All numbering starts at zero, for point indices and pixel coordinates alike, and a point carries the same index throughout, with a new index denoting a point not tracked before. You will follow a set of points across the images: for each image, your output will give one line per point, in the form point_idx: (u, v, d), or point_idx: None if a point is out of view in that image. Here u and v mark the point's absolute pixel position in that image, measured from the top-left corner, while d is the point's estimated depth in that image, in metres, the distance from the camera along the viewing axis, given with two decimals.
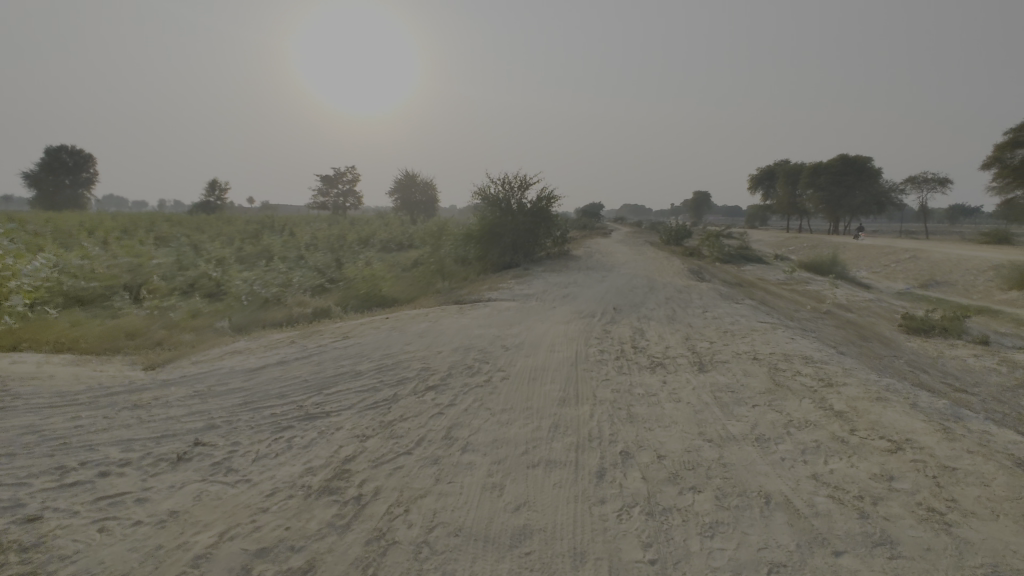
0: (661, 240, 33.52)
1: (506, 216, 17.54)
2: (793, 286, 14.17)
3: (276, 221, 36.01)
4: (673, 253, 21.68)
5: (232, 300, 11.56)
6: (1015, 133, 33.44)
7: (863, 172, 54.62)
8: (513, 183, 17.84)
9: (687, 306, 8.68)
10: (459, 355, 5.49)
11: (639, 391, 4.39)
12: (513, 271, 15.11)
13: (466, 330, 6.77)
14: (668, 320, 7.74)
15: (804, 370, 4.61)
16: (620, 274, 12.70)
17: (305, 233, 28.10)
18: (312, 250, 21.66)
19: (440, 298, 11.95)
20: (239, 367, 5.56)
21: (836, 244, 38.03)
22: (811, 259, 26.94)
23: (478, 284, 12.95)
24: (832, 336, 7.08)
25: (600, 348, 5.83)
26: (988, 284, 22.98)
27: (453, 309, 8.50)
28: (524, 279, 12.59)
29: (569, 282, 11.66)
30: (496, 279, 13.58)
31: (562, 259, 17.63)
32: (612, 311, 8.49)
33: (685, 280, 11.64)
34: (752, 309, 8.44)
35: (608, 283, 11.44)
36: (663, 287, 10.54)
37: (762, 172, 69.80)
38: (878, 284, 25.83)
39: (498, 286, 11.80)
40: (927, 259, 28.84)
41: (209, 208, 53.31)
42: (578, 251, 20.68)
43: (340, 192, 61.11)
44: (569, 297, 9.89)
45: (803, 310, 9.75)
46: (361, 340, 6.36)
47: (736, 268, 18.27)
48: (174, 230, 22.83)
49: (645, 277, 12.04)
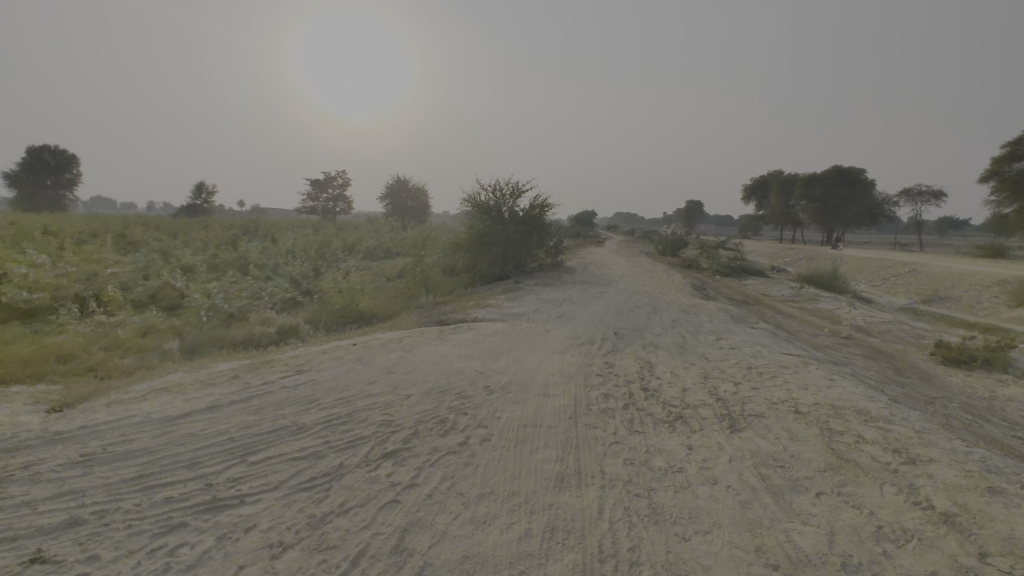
0: (656, 250, 32.68)
1: (497, 225, 16.55)
2: (802, 304, 13.27)
3: (260, 227, 34.72)
4: (671, 265, 20.79)
5: (192, 315, 10.41)
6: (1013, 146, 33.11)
7: (858, 184, 54.32)
8: (505, 190, 16.84)
9: (698, 332, 7.69)
10: (429, 403, 4.43)
11: (659, 462, 3.38)
12: (503, 285, 14.11)
13: (442, 363, 5.71)
14: (678, 350, 6.74)
15: (867, 434, 3.64)
16: (618, 291, 11.75)
17: (288, 239, 26.89)
18: (293, 258, 20.51)
19: (422, 315, 10.91)
20: (156, 414, 4.46)
21: (833, 256, 37.39)
22: (812, 272, 26.18)
23: (464, 299, 11.95)
24: (868, 373, 6.13)
25: (604, 392, 4.81)
26: (994, 301, 22.25)
27: (433, 332, 7.45)
28: (515, 294, 11.59)
29: (563, 299, 10.66)
30: (485, 293, 12.57)
31: (556, 271, 16.64)
32: (613, 336, 7.48)
33: (689, 298, 10.70)
34: (771, 336, 7.48)
35: (606, 301, 10.44)
36: (667, 307, 9.57)
37: (756, 183, 69.56)
38: (880, 299, 25.10)
39: (486, 302, 10.79)
40: (928, 273, 28.16)
41: (194, 212, 51.82)
42: (572, 262, 19.71)
43: (329, 196, 59.84)
44: (564, 317, 8.88)
45: (823, 336, 8.81)
46: (316, 376, 5.28)
47: (738, 282, 17.37)
48: (147, 234, 21.54)
49: (646, 294, 11.06)
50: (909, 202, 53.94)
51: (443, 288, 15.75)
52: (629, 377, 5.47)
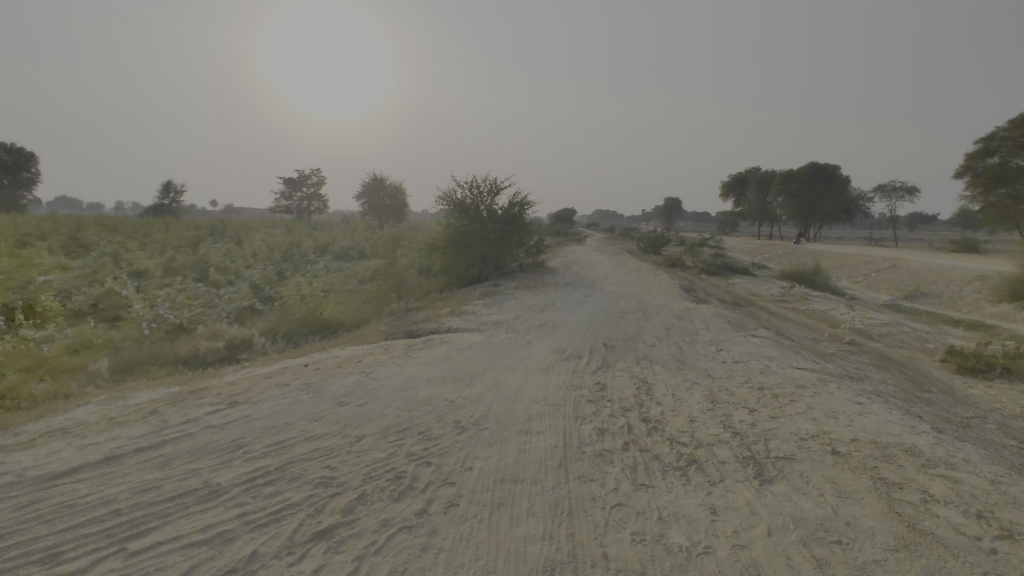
0: (637, 248, 32.21)
1: (474, 224, 15.69)
2: (794, 304, 12.72)
3: (229, 228, 33.22)
4: (655, 264, 20.21)
5: (135, 327, 9.35)
6: (987, 142, 33.54)
7: (834, 180, 54.82)
8: (482, 187, 15.99)
9: (695, 342, 6.97)
10: (385, 448, 3.58)
11: (679, 536, 2.60)
12: (481, 288, 13.28)
13: (406, 388, 4.86)
14: (676, 364, 6.00)
15: (932, 487, 2.91)
16: (603, 294, 11.00)
17: (256, 240, 25.55)
18: (259, 261, 19.33)
19: (392, 323, 10.01)
20: (34, 469, 3.51)
21: (814, 252, 37.39)
22: (794, 269, 25.94)
23: (437, 305, 11.09)
24: (890, 389, 5.47)
25: (598, 426, 4.02)
26: (976, 297, 22.18)
27: (399, 347, 6.58)
28: (493, 299, 10.78)
29: (545, 304, 9.87)
30: (462, 298, 11.74)
31: (537, 272, 15.87)
32: (602, 348, 6.71)
33: (679, 301, 10.01)
34: (776, 345, 6.80)
35: (592, 306, 9.70)
36: (657, 313, 8.85)
37: (734, 180, 69.95)
38: (863, 295, 24.96)
39: (461, 308, 9.94)
40: (908, 269, 28.15)
41: (162, 211, 49.72)
42: (553, 262, 18.97)
43: (304, 195, 58.15)
44: (547, 326, 8.09)
45: (825, 342, 8.19)
46: (251, 410, 4.37)
47: (725, 281, 16.82)
48: (101, 236, 20.10)
49: (633, 298, 10.34)
50: (884, 197, 54.57)
51: (417, 292, 14.85)
52: (625, 402, 4.69)
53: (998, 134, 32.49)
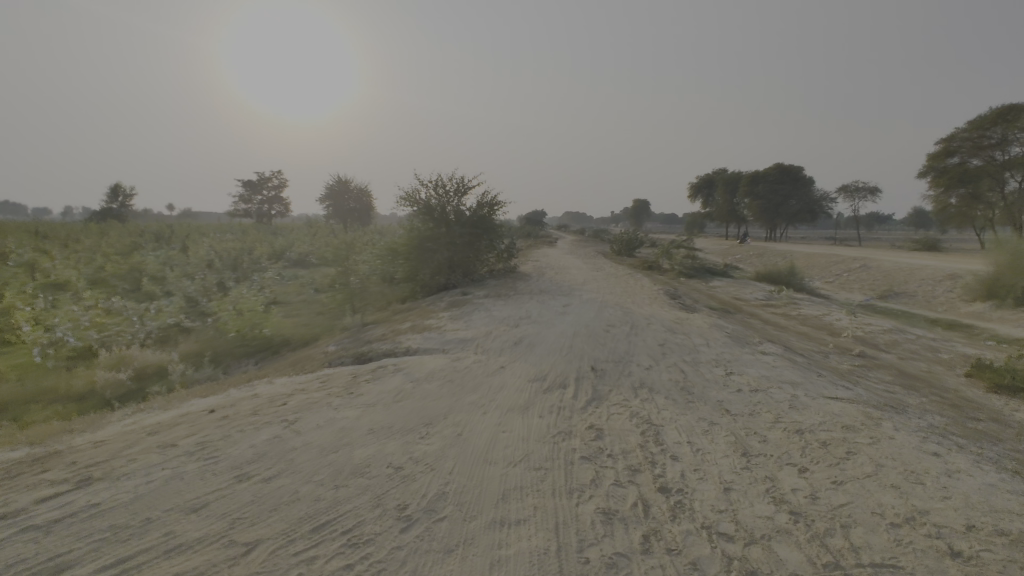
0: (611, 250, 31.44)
1: (439, 227, 14.44)
2: (785, 310, 11.88)
3: (179, 233, 30.88)
4: (633, 267, 19.34)
5: (26, 353, 7.73)
6: (947, 142, 34.20)
7: (798, 181, 55.61)
8: (447, 187, 14.74)
9: (697, 362, 5.90)
10: (286, 572, 2.32)
11: None
12: (447, 297, 12.06)
13: (338, 447, 3.59)
14: (682, 396, 4.90)
15: None
16: (582, 304, 9.90)
17: (205, 246, 23.58)
18: (203, 270, 17.56)
19: (342, 340, 8.65)
20: None
21: (785, 252, 37.43)
22: (770, 270, 25.54)
23: (397, 318, 9.80)
24: (944, 421, 4.48)
25: (604, 508, 2.86)
26: (949, 296, 22.11)
27: (340, 379, 5.29)
28: (461, 310, 9.56)
29: (519, 316, 8.70)
30: (425, 309, 10.48)
31: (508, 278, 14.69)
32: (590, 375, 5.56)
33: (667, 311, 8.99)
34: (793, 366, 5.77)
35: (572, 318, 8.56)
36: (647, 326, 7.77)
37: (702, 181, 70.47)
38: (838, 296, 24.71)
39: (423, 322, 8.68)
40: (879, 268, 28.18)
41: (109, 216, 46.50)
42: (526, 267, 17.84)
43: (264, 198, 55.61)
44: (523, 345, 6.91)
45: (836, 357, 7.25)
46: (106, 494, 3.03)
47: (706, 285, 15.98)
48: (22, 243, 17.93)
49: (617, 308, 9.29)
50: (847, 198, 55.62)
51: (376, 303, 13.49)
52: (631, 459, 3.55)
53: (958, 135, 33.16)
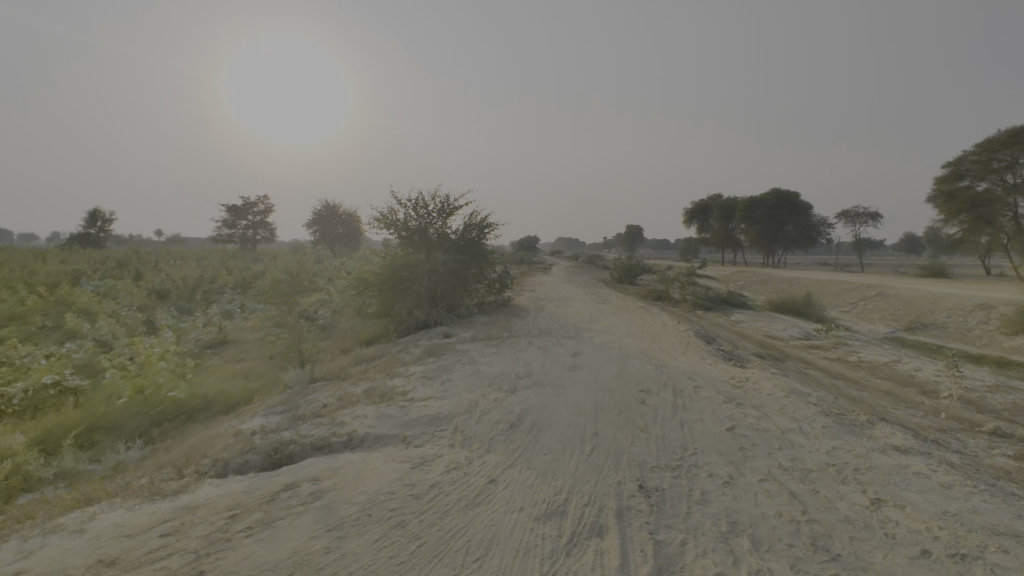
0: (611, 278, 29.40)
1: (420, 253, 12.24)
2: (840, 357, 9.72)
3: (148, 260, 28.37)
4: (641, 298, 17.25)
5: None
6: (958, 164, 32.91)
7: (795, 207, 54.44)
8: (429, 206, 12.59)
9: (808, 476, 3.64)
10: None
11: None
12: (426, 340, 9.81)
13: None
14: (828, 570, 2.65)
15: None
16: (597, 355, 7.66)
17: (166, 274, 21.12)
18: (148, 304, 15.13)
19: (273, 409, 6.29)
20: None
21: (792, 279, 35.65)
22: (784, 299, 23.57)
23: (353, 374, 7.44)
24: None
25: None
26: (985, 329, 20.10)
27: (201, 527, 2.96)
28: (439, 363, 7.28)
29: (515, 375, 6.42)
30: (393, 359, 8.18)
31: (502, 313, 12.46)
32: (640, 506, 3.30)
33: (713, 367, 6.78)
34: (968, 482, 3.54)
35: (589, 378, 6.31)
36: (697, 396, 5.53)
37: (696, 207, 69.27)
38: (861, 328, 22.70)
39: (386, 383, 6.38)
40: (898, 297, 26.26)
41: (88, 242, 44.04)
42: (521, 298, 15.65)
43: (248, 224, 53.37)
44: (523, 433, 4.62)
45: (975, 440, 5.02)
46: None
47: (729, 321, 13.86)
48: None
49: (645, 363, 7.04)
50: (846, 224, 54.33)
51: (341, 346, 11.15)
52: None
53: (968, 159, 31.86)
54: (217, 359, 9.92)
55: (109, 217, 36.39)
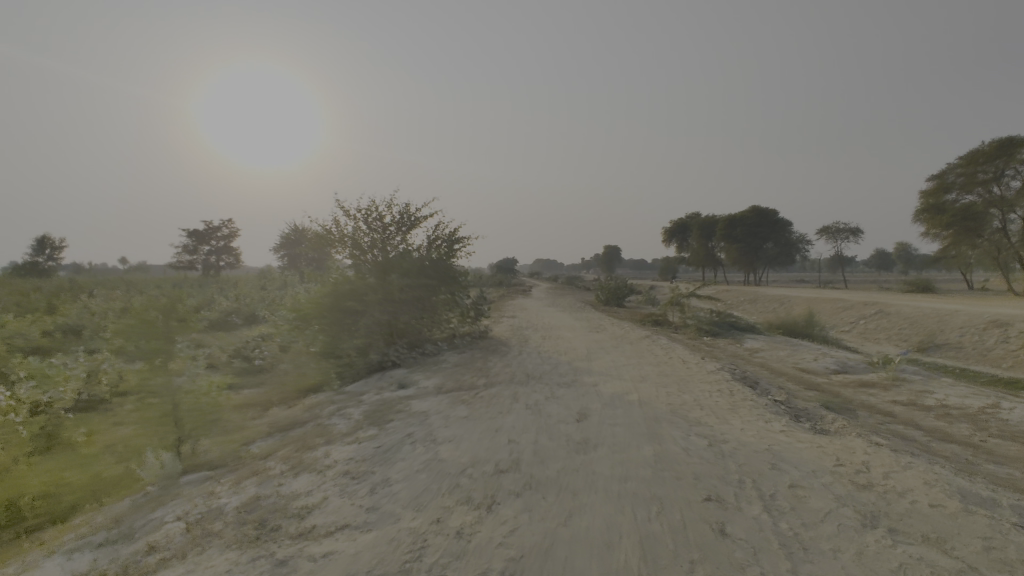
0: (597, 300, 27.23)
1: (371, 276, 9.81)
2: (911, 400, 7.63)
3: (84, 288, 25.09)
4: (639, 324, 15.08)
5: None
6: (941, 178, 31.98)
7: (776, 224, 53.33)
8: (385, 218, 10.22)
9: None
10: None
11: None
12: (375, 392, 7.33)
13: None
14: None
15: None
16: (613, 418, 5.31)
17: (91, 304, 18.08)
18: (42, 343, 12.22)
19: (85, 544, 3.69)
20: None
21: (783, 297, 34.14)
22: (785, 319, 21.74)
23: (240, 461, 4.89)
24: None
25: None
26: (1007, 349, 18.48)
27: None
28: (379, 442, 4.81)
29: (495, 469, 4.02)
30: (316, 428, 5.67)
31: (478, 349, 10.08)
32: None
33: (792, 438, 4.51)
34: None
35: (610, 468, 3.97)
36: (809, 514, 3.22)
37: (674, 226, 68.22)
38: (869, 350, 20.92)
39: (280, 490, 3.87)
40: (901, 315, 24.67)
41: (32, 270, 40.26)
42: (500, 327, 13.28)
43: (210, 249, 49.89)
44: None
45: None
46: None
47: (747, 351, 11.76)
48: None
49: (688, 435, 4.72)
50: (827, 240, 53.57)
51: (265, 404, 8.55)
52: None
53: (953, 171, 30.62)
54: (72, 422, 7.14)
55: (58, 239, 33.06)
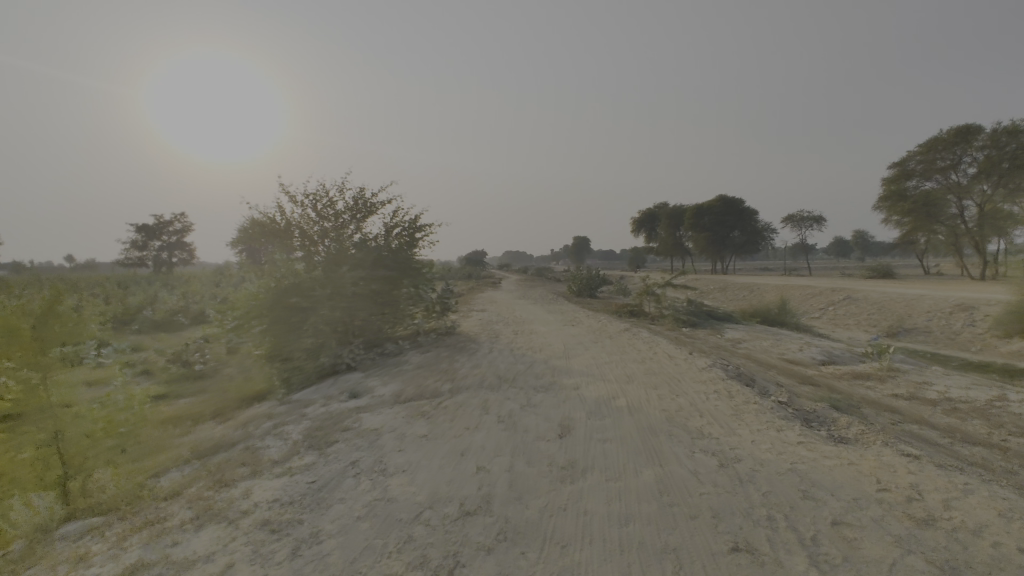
0: (569, 291, 26.54)
1: (319, 270, 8.58)
2: (912, 393, 7.08)
3: (13, 288, 22.94)
4: (615, 316, 14.40)
5: None
6: (902, 165, 32.06)
7: (742, 213, 53.76)
8: (336, 204, 9.15)
9: None
10: None
11: None
12: (322, 402, 6.33)
13: None
14: None
15: None
16: (600, 432, 4.51)
17: None
18: None
19: None
20: None
21: (752, 285, 34.23)
22: (759, 307, 21.49)
23: (136, 509, 3.86)
24: None
25: None
26: (975, 332, 18.59)
27: None
28: (316, 473, 3.87)
29: (461, 510, 3.15)
30: (244, 455, 4.67)
31: (444, 348, 9.16)
32: None
33: (816, 454, 3.79)
34: None
35: (604, 505, 3.15)
36: (871, 567, 2.46)
37: (643, 216, 68.29)
38: (841, 337, 20.84)
39: (172, 555, 2.90)
40: (869, 300, 24.81)
41: None
42: (469, 323, 12.37)
43: (162, 244, 47.07)
44: None
45: None
46: None
47: (730, 342, 11.17)
48: None
49: (693, 452, 3.94)
50: (792, 228, 54.38)
51: (195, 421, 7.47)
52: None
53: (913, 158, 30.67)
54: None
55: None
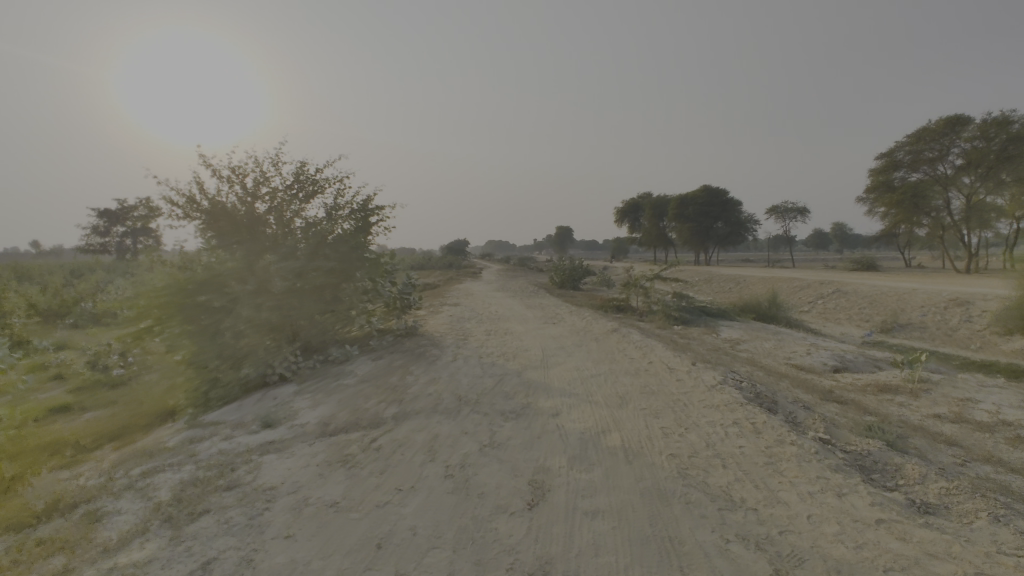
0: (550, 283, 25.13)
1: (249, 260, 7.07)
2: (958, 413, 5.90)
3: None
4: (599, 312, 13.09)
5: None
6: (889, 155, 31.02)
7: (726, 203, 52.65)
8: (271, 181, 7.62)
9: None
10: None
11: None
12: (226, 431, 4.88)
13: None
14: None
15: None
16: (587, 496, 3.17)
17: None
18: None
19: None
20: None
21: (738, 277, 33.28)
22: (749, 300, 20.34)
23: None
24: None
25: None
26: (973, 329, 17.72)
27: None
28: None
29: None
30: (74, 529, 3.21)
31: (400, 354, 7.76)
32: None
33: (915, 550, 2.48)
34: None
35: None
36: None
37: (626, 206, 66.95)
38: (834, 332, 19.86)
39: None
40: (860, 294, 23.97)
41: None
42: (436, 321, 10.94)
43: (125, 230, 44.40)
44: None
45: None
46: None
47: (729, 344, 9.93)
48: None
49: (727, 543, 2.61)
50: (777, 219, 53.74)
51: (80, 448, 5.95)
52: None
53: (900, 148, 29.51)
54: None
55: None
